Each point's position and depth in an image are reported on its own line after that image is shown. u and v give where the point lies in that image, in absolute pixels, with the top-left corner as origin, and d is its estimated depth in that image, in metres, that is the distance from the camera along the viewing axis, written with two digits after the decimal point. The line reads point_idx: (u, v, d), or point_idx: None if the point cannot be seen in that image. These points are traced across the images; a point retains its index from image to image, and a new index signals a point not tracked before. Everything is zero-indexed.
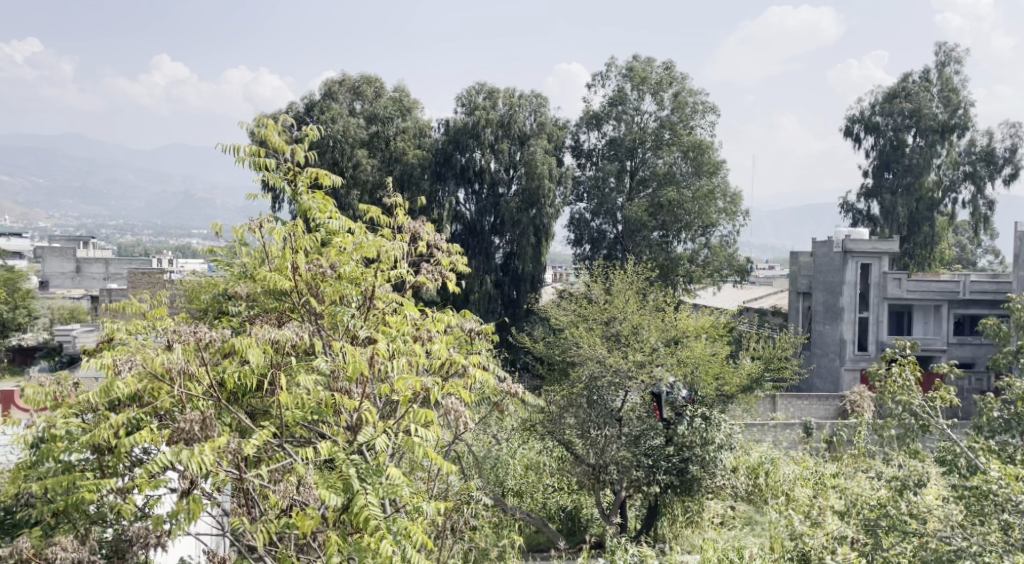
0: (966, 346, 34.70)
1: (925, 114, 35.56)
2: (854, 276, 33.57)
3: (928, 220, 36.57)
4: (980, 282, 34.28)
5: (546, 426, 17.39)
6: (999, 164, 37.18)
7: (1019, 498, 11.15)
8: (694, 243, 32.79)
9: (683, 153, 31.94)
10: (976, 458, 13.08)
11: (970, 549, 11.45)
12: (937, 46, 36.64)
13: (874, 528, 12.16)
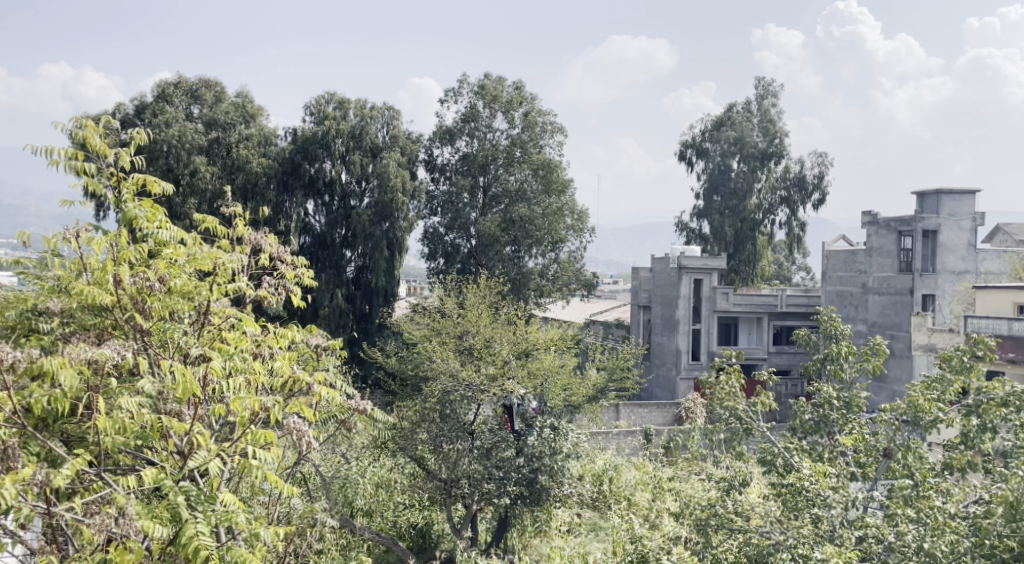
0: (783, 354, 38.22)
1: (747, 142, 38.86)
2: (688, 290, 36.27)
3: (750, 239, 39.87)
4: (795, 296, 37.94)
5: (398, 442, 18.61)
6: (810, 190, 40.84)
7: (826, 492, 13.26)
8: (544, 259, 34.52)
9: (533, 170, 33.92)
10: (791, 457, 14.99)
11: (787, 542, 12.74)
12: (757, 79, 40.11)
13: (704, 527, 13.71)
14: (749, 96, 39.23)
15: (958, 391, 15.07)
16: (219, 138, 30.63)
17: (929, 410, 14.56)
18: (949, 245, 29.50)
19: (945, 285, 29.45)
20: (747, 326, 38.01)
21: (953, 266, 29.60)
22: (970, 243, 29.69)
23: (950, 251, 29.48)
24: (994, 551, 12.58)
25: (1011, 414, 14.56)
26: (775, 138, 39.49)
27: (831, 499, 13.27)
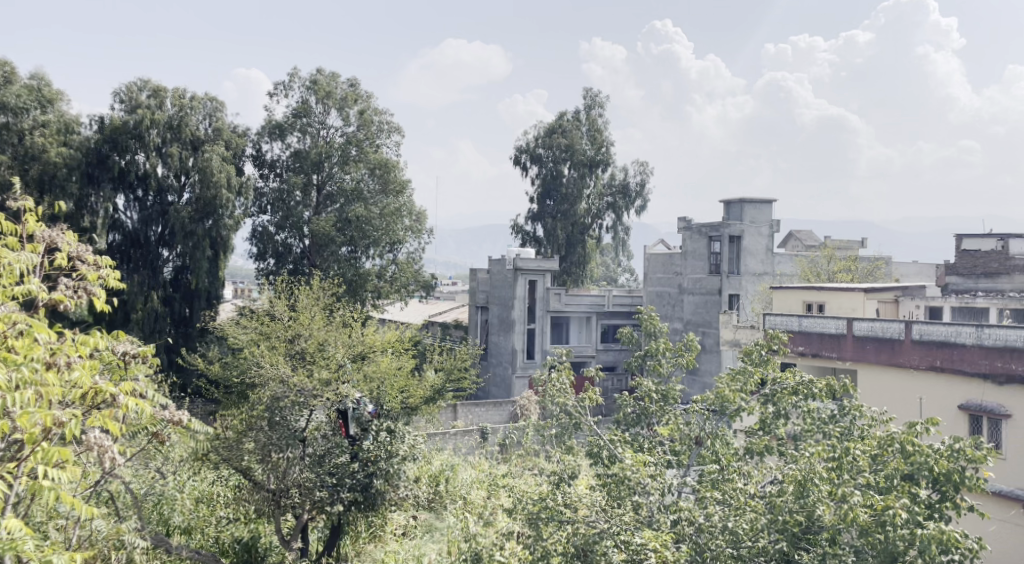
0: (609, 351, 40.53)
1: (577, 149, 40.95)
2: (523, 291, 37.78)
3: (581, 242, 42.45)
4: (619, 297, 40.68)
5: (221, 453, 17.37)
6: (632, 197, 43.60)
7: (645, 478, 14.05)
8: (382, 260, 35.52)
9: (370, 170, 34.96)
10: (615, 449, 15.55)
11: (610, 529, 13.61)
12: (585, 90, 42.23)
13: (536, 520, 14.27)
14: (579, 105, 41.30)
15: (757, 381, 16.40)
16: (9, 124, 28.90)
17: (734, 400, 15.97)
18: (751, 249, 32.49)
19: (747, 285, 32.38)
20: (577, 324, 40.18)
21: (755, 268, 32.57)
22: (768, 247, 32.83)
23: (752, 255, 32.46)
24: (786, 527, 13.70)
25: (801, 400, 16.08)
26: (602, 147, 41.91)
27: (649, 486, 14.17)
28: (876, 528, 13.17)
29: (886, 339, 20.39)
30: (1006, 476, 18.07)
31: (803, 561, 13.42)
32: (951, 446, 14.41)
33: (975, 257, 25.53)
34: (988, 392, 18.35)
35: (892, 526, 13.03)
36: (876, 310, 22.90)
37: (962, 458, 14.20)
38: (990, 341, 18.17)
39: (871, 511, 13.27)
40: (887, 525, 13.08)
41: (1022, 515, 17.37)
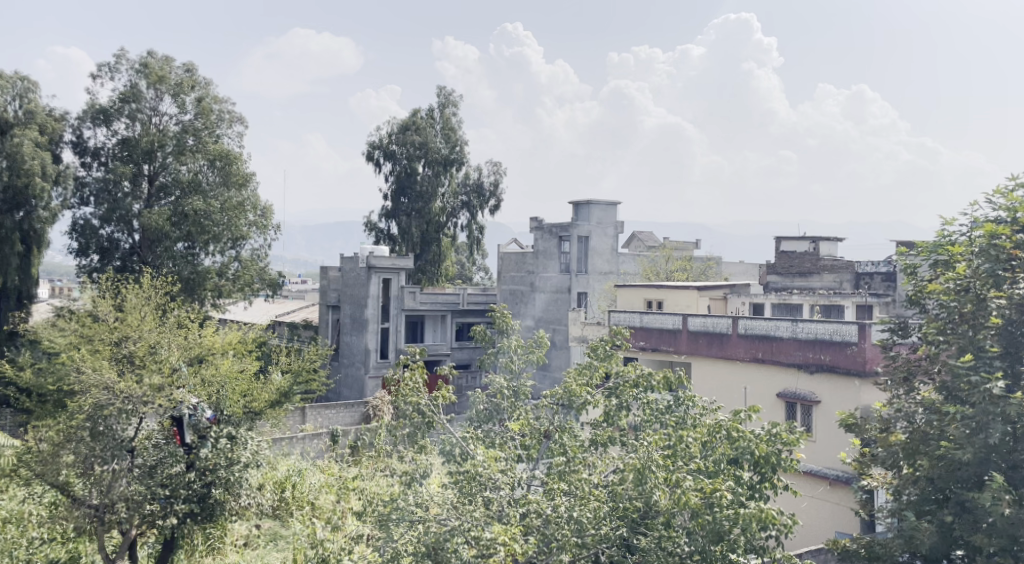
0: (464, 349, 41.20)
1: (431, 146, 41.65)
2: (376, 289, 37.65)
3: (435, 240, 42.88)
4: (473, 295, 41.24)
5: (35, 467, 15.50)
6: (486, 197, 44.66)
7: (495, 472, 12.95)
8: (223, 256, 34.07)
9: (210, 161, 33.27)
10: (468, 445, 14.20)
11: (461, 526, 12.34)
12: (439, 89, 43.04)
13: (386, 522, 12.96)
14: (432, 104, 42.02)
15: (602, 376, 15.63)
16: None
17: (580, 394, 14.98)
18: (597, 249, 34.07)
19: (593, 284, 33.97)
20: (432, 323, 40.49)
21: (601, 268, 34.19)
22: (613, 248, 34.53)
23: (598, 255, 34.07)
24: (626, 513, 13.28)
25: (640, 393, 15.41)
26: (456, 146, 42.75)
27: (500, 481, 13.12)
28: (704, 510, 12.96)
29: (716, 334, 21.71)
30: (816, 457, 19.57)
31: (642, 545, 13.10)
32: (771, 432, 14.62)
33: (792, 259, 28.25)
34: (804, 383, 19.85)
35: (719, 507, 12.94)
36: (708, 308, 24.63)
37: (780, 441, 14.39)
38: (805, 335, 19.70)
39: (701, 494, 13.10)
40: (715, 505, 12.97)
41: (830, 491, 18.93)
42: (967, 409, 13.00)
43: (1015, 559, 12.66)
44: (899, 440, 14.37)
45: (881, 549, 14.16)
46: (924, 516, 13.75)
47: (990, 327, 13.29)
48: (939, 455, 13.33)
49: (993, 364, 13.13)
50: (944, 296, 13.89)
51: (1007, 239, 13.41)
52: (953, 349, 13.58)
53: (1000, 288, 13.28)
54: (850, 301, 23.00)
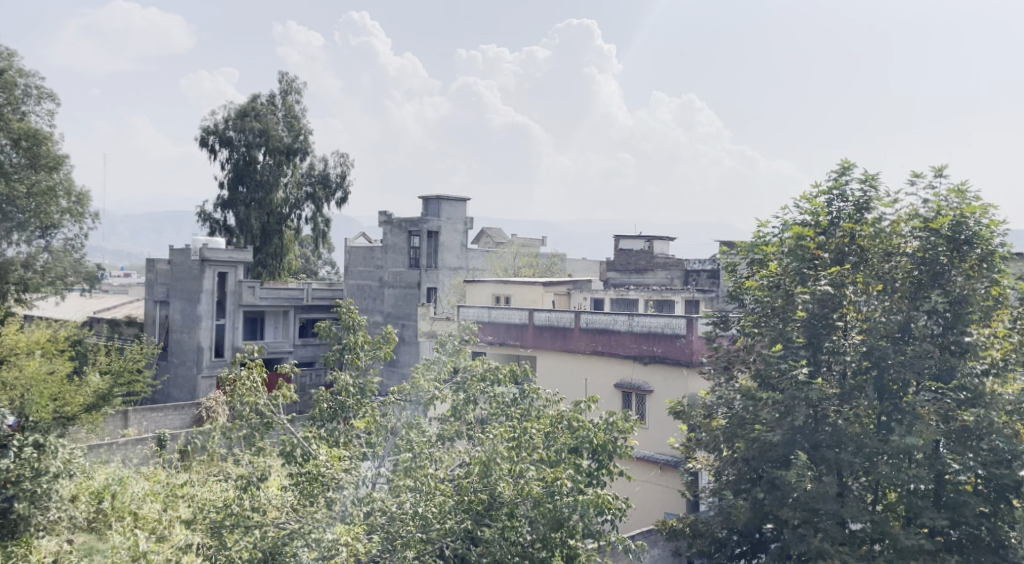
0: (309, 346, 37.22)
1: (273, 134, 39.04)
2: (211, 284, 34.05)
3: (277, 233, 40.22)
4: (319, 289, 37.56)
5: None
6: (333, 189, 42.43)
7: (341, 473, 12.15)
8: (30, 246, 31.49)
9: (13, 140, 29.42)
10: (310, 446, 12.84)
11: (301, 530, 11.63)
12: (283, 75, 40.72)
13: (218, 529, 11.87)
14: (275, 91, 39.51)
15: (450, 371, 14.46)
16: None
17: (428, 388, 13.88)
18: (446, 244, 34.56)
19: (443, 279, 34.44)
20: (273, 318, 36.35)
21: (451, 264, 34.76)
22: (462, 243, 35.14)
23: (448, 250, 34.56)
24: (471, 505, 12.46)
25: (489, 387, 14.41)
26: (299, 135, 40.50)
27: (342, 480, 12.21)
28: (545, 498, 12.49)
29: (559, 327, 22.55)
30: (647, 443, 20.80)
31: (486, 538, 12.31)
32: (608, 420, 14.20)
33: (629, 255, 29.48)
34: (638, 373, 20.97)
35: (559, 495, 12.47)
36: (553, 302, 25.65)
37: (616, 429, 13.97)
38: (641, 328, 20.86)
39: (542, 483, 12.71)
40: (556, 493, 12.48)
41: (660, 475, 20.16)
42: (777, 395, 14.19)
43: (816, 530, 13.68)
44: (720, 425, 15.47)
45: (702, 526, 15.02)
46: (741, 494, 14.91)
47: (795, 320, 14.61)
48: (753, 438, 14.53)
49: (798, 353, 14.44)
50: (760, 292, 15.21)
51: (811, 242, 14.83)
52: (765, 339, 14.92)
53: (805, 284, 14.62)
54: (679, 295, 24.66)
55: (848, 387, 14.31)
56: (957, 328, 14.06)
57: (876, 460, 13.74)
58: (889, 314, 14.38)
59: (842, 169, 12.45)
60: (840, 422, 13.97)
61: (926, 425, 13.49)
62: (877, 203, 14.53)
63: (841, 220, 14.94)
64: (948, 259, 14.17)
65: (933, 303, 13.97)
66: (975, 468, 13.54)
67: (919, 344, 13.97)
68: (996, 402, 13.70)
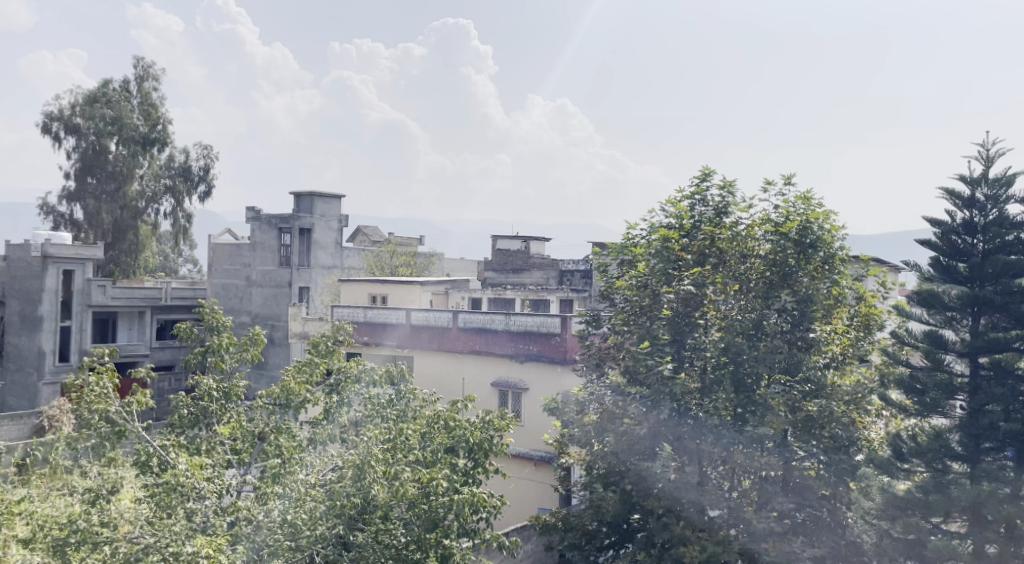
0: (166, 350, 35.21)
1: (127, 122, 34.69)
2: (55, 282, 31.14)
3: (132, 228, 35.80)
4: (179, 289, 35.85)
5: None
6: (195, 181, 38.21)
7: (201, 484, 11.69)
8: None
9: None
10: (168, 456, 12.24)
11: (159, 543, 11.08)
12: (137, 59, 36.46)
13: (61, 548, 11.17)
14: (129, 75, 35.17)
15: (322, 373, 13.86)
16: None
17: (299, 392, 13.31)
18: (321, 242, 34.27)
19: (316, 278, 34.15)
20: (127, 320, 34.32)
21: (324, 262, 34.49)
22: (336, 241, 34.94)
23: (322, 248, 34.29)
24: (343, 510, 12.15)
25: (363, 388, 13.92)
26: (158, 124, 36.17)
27: (205, 490, 11.79)
28: (421, 499, 12.65)
29: (436, 327, 22.76)
30: (523, 441, 21.25)
31: (359, 543, 12.26)
32: (485, 419, 14.39)
33: (506, 255, 29.93)
34: (515, 372, 21.43)
35: (435, 495, 12.65)
36: (430, 301, 25.76)
37: (493, 427, 14.19)
38: (517, 327, 21.32)
39: (417, 485, 12.75)
40: (432, 494, 12.66)
41: (535, 471, 20.62)
42: (644, 390, 14.89)
43: (678, 517, 14.47)
44: (593, 420, 15.66)
45: (574, 519, 15.43)
46: (611, 486, 15.41)
47: (661, 317, 15.39)
48: (622, 432, 15.01)
49: (664, 349, 15.26)
50: (629, 291, 15.78)
51: (676, 244, 15.69)
52: (634, 337, 15.64)
53: (670, 284, 15.46)
54: (554, 295, 25.66)
55: (708, 381, 15.08)
56: (803, 325, 15.17)
57: (734, 450, 14.71)
58: (744, 313, 15.29)
59: (704, 175, 13.18)
60: (700, 415, 14.78)
61: (775, 415, 14.57)
62: (735, 208, 15.45)
63: (702, 224, 15.80)
64: (795, 260, 15.25)
65: (782, 302, 15.05)
66: (817, 455, 14.82)
67: (771, 340, 14.94)
68: (836, 393, 14.97)
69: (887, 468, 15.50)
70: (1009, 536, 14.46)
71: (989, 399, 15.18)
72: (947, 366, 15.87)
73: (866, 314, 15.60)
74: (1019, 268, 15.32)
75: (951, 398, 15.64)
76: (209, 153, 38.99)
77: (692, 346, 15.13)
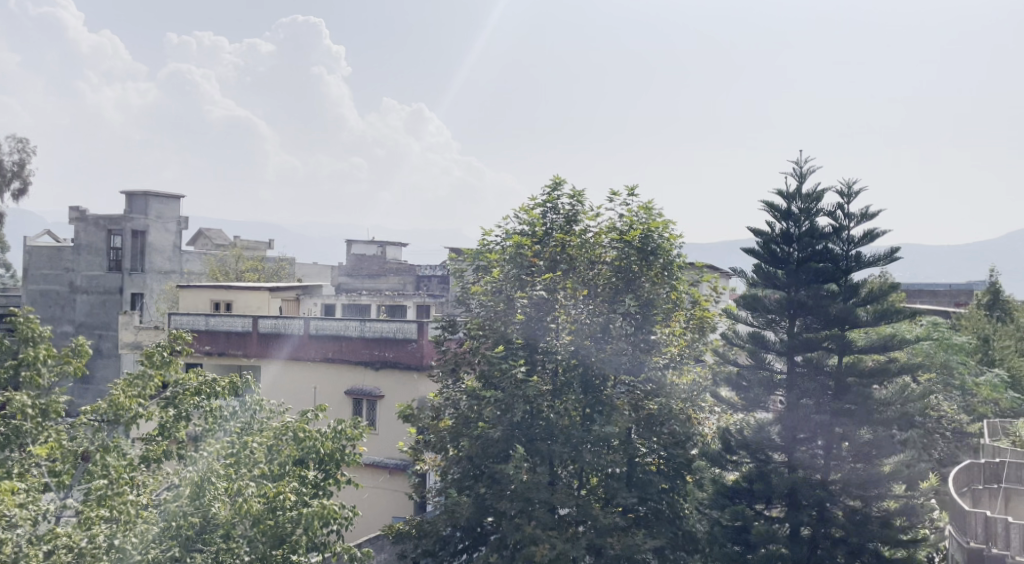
0: None
1: None
2: None
3: None
4: None
5: None
6: (8, 178, 35.76)
7: (13, 511, 10.71)
8: None
9: None
10: None
11: None
12: None
13: None
14: None
15: (158, 386, 13.11)
16: None
17: (129, 406, 12.41)
18: (156, 245, 32.80)
19: (151, 285, 32.66)
20: None
21: (159, 266, 33.02)
22: (174, 245, 33.56)
23: (157, 252, 32.83)
24: (179, 531, 11.59)
25: (204, 401, 13.15)
26: None
27: (16, 518, 10.85)
28: (266, 515, 12.07)
29: (284, 334, 22.07)
30: (376, 449, 20.83)
31: None
32: (336, 428, 13.80)
33: (361, 261, 30.06)
34: (368, 378, 20.97)
35: (282, 510, 12.15)
36: (280, 307, 24.70)
37: (345, 436, 13.65)
38: (371, 333, 20.93)
39: (263, 500, 12.21)
40: (278, 509, 12.15)
41: (389, 480, 20.21)
42: (498, 394, 14.65)
43: (529, 518, 14.33)
44: (448, 426, 15.57)
45: (428, 525, 15.19)
46: (464, 491, 15.08)
47: (515, 322, 15.38)
48: (476, 435, 14.87)
49: (517, 352, 15.21)
50: (485, 297, 15.74)
51: (528, 250, 15.50)
52: (487, 341, 15.41)
53: (523, 289, 15.48)
54: (410, 301, 25.27)
55: (558, 383, 15.23)
56: (646, 327, 15.51)
57: (582, 449, 14.68)
58: (593, 316, 15.42)
59: (554, 185, 13.19)
60: (552, 417, 14.75)
61: (619, 414, 14.82)
62: (584, 216, 15.64)
63: (554, 231, 15.89)
64: (638, 267, 15.57)
65: (626, 306, 15.30)
66: (658, 451, 15.26)
67: (615, 342, 15.27)
68: (673, 392, 15.52)
69: (717, 460, 16.42)
70: (818, 518, 15.70)
71: (803, 394, 16.46)
72: (768, 363, 16.86)
73: (700, 316, 16.30)
74: (825, 273, 16.49)
75: (771, 394, 16.67)
76: (24, 148, 36.71)
77: (545, 349, 15.31)
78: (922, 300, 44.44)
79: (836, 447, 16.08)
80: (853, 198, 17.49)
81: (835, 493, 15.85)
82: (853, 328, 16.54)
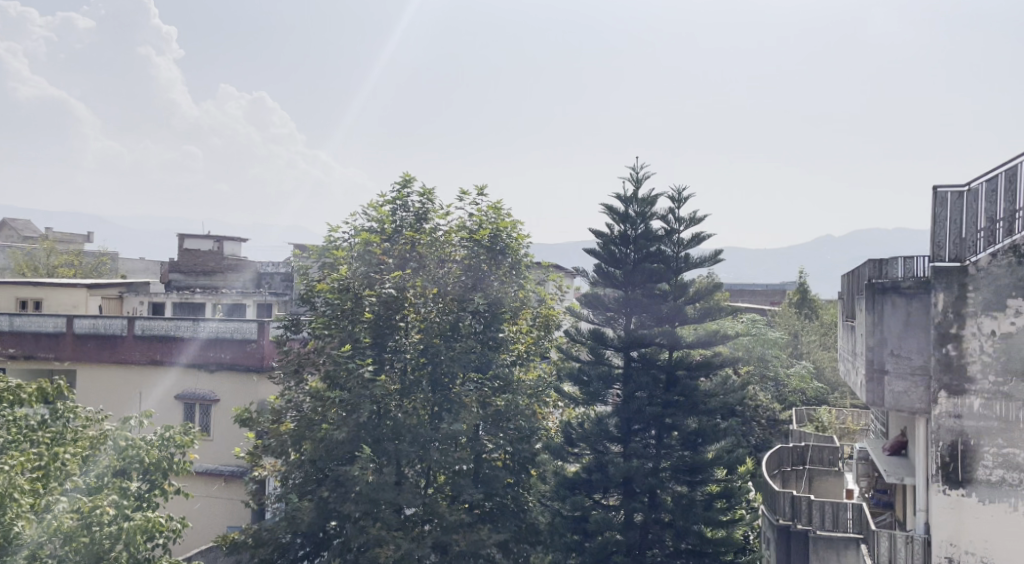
0: None
1: None
2: None
3: None
4: None
5: None
6: None
7: None
8: None
9: None
10: None
11: None
12: None
13: None
14: None
15: None
16: None
17: None
18: None
19: None
20: None
21: None
22: None
23: None
24: None
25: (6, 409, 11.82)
26: None
27: None
28: (80, 532, 11.04)
29: (105, 333, 20.51)
30: (210, 456, 19.61)
31: None
32: (163, 435, 12.71)
33: (194, 256, 28.23)
34: (201, 381, 19.81)
35: (99, 526, 11.13)
36: (99, 306, 23.37)
37: (174, 444, 12.59)
38: (206, 332, 19.80)
39: (76, 516, 11.13)
40: (94, 524, 11.11)
41: (224, 487, 19.15)
42: (343, 394, 13.92)
43: (374, 519, 13.77)
44: (289, 429, 14.64)
45: (266, 533, 14.14)
46: (307, 496, 14.30)
47: (362, 320, 14.67)
48: (320, 437, 14.03)
49: (366, 352, 14.52)
50: (331, 295, 14.78)
51: (377, 247, 15.09)
52: (334, 341, 14.57)
53: (372, 287, 14.78)
54: (251, 299, 23.96)
55: (409, 382, 14.62)
56: (494, 326, 15.31)
57: (428, 449, 14.20)
58: (442, 314, 15.01)
59: (404, 182, 12.60)
60: (400, 415, 14.13)
61: (467, 411, 14.43)
62: (436, 214, 15.19)
63: (403, 229, 15.37)
64: (487, 266, 15.46)
65: (476, 304, 15.03)
66: (504, 446, 14.86)
67: (464, 340, 14.84)
68: (520, 388, 15.30)
69: (560, 454, 16.11)
70: (648, 504, 15.82)
71: (638, 387, 16.21)
72: (606, 358, 16.69)
73: (546, 315, 16.38)
74: (657, 274, 16.49)
75: (609, 387, 16.52)
76: None
77: (393, 349, 14.74)
78: (742, 298, 46.25)
79: (665, 437, 16.19)
80: (683, 203, 17.70)
81: (665, 480, 15.97)
82: (683, 324, 16.76)
